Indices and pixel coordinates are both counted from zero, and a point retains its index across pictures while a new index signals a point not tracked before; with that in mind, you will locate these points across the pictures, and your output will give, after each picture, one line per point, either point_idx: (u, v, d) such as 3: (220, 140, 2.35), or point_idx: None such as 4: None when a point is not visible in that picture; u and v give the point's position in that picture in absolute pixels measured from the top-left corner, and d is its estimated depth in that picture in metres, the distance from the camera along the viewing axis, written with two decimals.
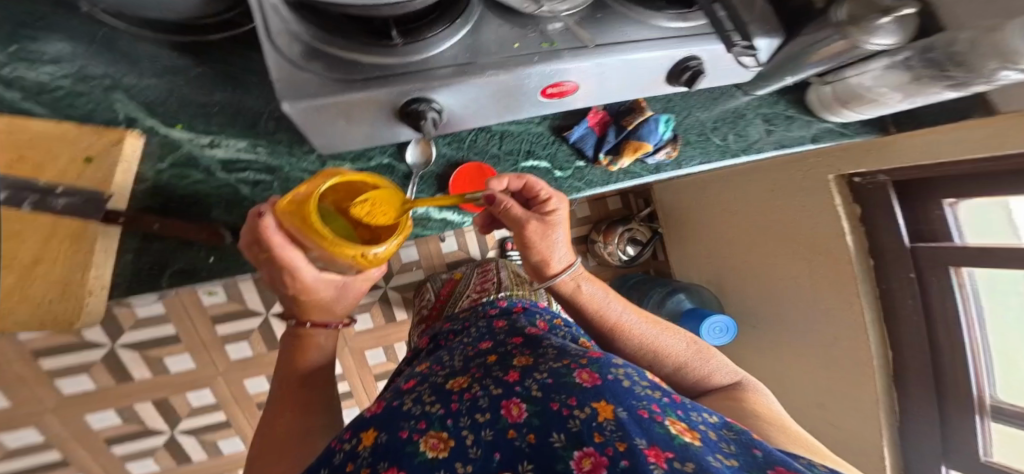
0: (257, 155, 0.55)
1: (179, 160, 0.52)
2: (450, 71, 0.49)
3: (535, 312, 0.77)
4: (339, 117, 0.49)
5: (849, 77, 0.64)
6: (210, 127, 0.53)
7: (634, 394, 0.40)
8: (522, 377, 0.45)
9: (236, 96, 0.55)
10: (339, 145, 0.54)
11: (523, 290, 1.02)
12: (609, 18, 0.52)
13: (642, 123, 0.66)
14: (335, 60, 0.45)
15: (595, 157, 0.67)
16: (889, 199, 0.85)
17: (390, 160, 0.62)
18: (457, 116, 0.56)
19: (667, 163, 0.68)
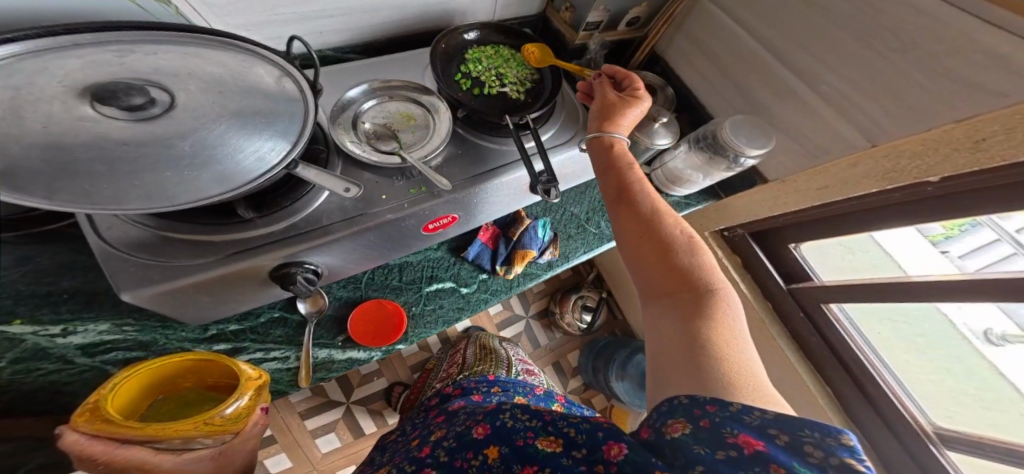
0: (125, 334, 0.50)
1: (24, 357, 0.47)
2: (338, 223, 0.50)
3: (473, 389, 0.77)
4: (202, 294, 0.47)
5: (667, 161, 0.74)
6: (61, 316, 0.48)
7: (515, 425, 0.38)
8: (431, 451, 0.42)
9: (91, 278, 0.51)
10: (209, 314, 0.51)
11: (483, 364, 0.92)
12: (470, 153, 0.56)
13: (524, 232, 0.67)
14: (187, 244, 0.45)
15: (494, 268, 0.67)
16: (753, 249, 0.84)
17: (281, 312, 0.59)
18: (340, 265, 0.55)
19: (556, 260, 0.70)
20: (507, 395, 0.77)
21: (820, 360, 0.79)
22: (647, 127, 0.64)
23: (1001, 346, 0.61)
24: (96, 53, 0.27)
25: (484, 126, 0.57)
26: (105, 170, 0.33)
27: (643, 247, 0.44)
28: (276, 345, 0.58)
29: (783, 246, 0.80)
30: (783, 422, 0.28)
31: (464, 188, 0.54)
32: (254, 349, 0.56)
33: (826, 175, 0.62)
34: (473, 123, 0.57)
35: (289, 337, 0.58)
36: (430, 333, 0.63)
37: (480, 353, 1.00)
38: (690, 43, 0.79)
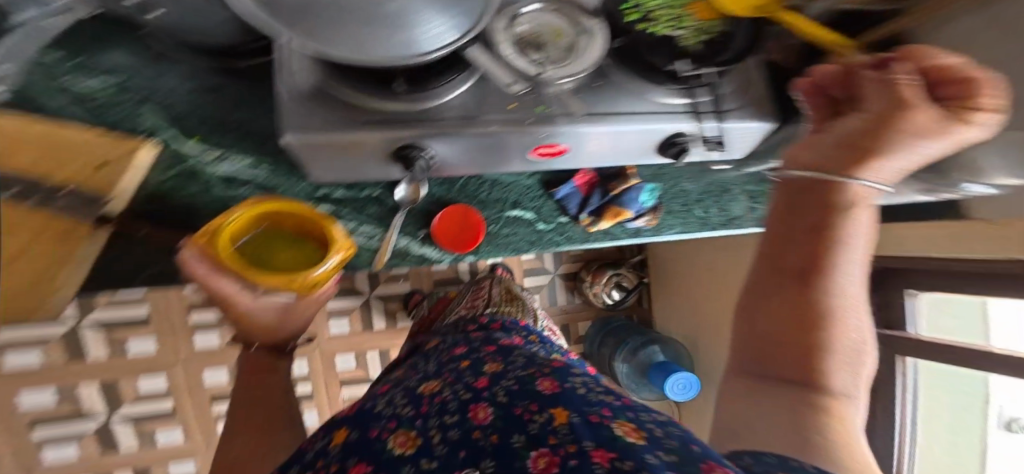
0: (258, 173, 0.53)
1: (182, 172, 0.50)
2: (452, 121, 0.51)
3: (512, 328, 0.81)
4: (334, 154, 0.50)
5: None
6: (223, 143, 0.51)
7: (587, 401, 0.41)
8: (488, 385, 0.48)
9: (258, 116, 0.53)
10: (331, 174, 0.54)
11: (511, 307, 0.98)
12: (604, 88, 0.55)
13: (626, 190, 0.67)
14: (340, 99, 0.47)
15: (577, 215, 0.69)
16: None
17: (382, 192, 0.62)
18: (450, 163, 0.57)
19: (646, 229, 0.71)
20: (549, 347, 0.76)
21: None
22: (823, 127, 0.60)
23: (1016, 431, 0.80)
24: None
25: (637, 62, 0.54)
26: (334, 16, 0.36)
27: (786, 315, 0.33)
28: (368, 220, 0.61)
29: (897, 291, 0.83)
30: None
31: (585, 124, 0.52)
32: (350, 218, 0.61)
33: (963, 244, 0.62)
34: (623, 57, 0.55)
35: (379, 216, 0.62)
36: (499, 255, 0.66)
37: (504, 296, 1.04)
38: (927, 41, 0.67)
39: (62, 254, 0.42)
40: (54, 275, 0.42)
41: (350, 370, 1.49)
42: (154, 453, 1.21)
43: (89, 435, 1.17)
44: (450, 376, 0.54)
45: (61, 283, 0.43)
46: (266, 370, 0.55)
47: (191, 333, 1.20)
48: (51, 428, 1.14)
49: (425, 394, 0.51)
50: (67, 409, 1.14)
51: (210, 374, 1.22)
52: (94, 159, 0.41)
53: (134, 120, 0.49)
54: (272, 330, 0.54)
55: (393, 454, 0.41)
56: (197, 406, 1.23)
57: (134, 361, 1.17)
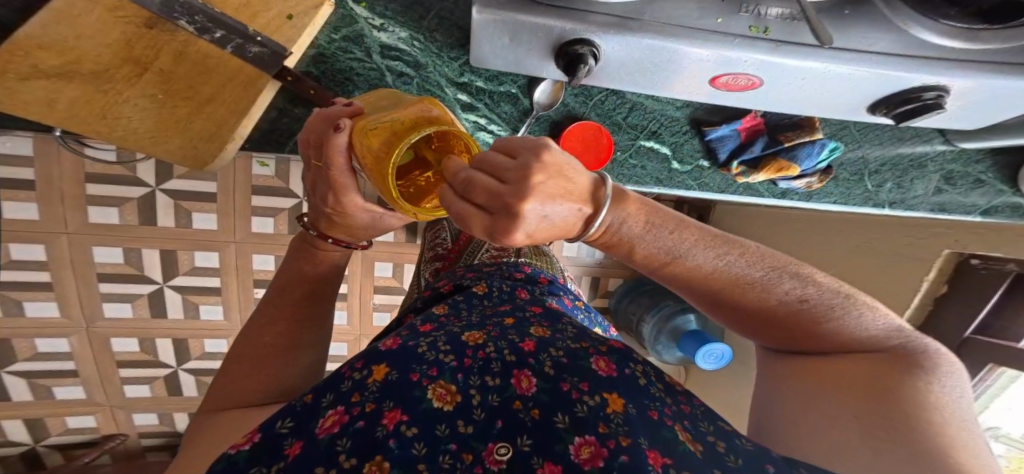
0: (412, 49, 0.50)
1: (348, 33, 0.47)
2: (608, 21, 0.44)
3: (558, 287, 0.79)
4: (505, 34, 0.46)
5: None
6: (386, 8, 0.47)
7: (647, 394, 0.39)
8: (536, 350, 0.43)
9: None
10: (491, 61, 0.51)
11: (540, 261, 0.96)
12: (854, 18, 0.41)
13: (802, 144, 0.58)
14: None
15: (726, 162, 0.62)
16: (992, 292, 0.70)
17: (517, 91, 0.57)
18: (609, 74, 0.52)
19: (799, 191, 0.65)
20: (591, 320, 0.77)
21: None
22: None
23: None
24: None
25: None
26: None
27: (761, 324, 0.40)
28: (498, 120, 0.59)
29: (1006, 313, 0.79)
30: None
31: (794, 57, 0.44)
32: (481, 113, 0.58)
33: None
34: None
35: (510, 118, 0.60)
36: (619, 184, 0.65)
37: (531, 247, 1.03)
38: None
39: (240, 103, 0.43)
40: (229, 125, 0.43)
41: (386, 277, 1.54)
42: (202, 323, 1.25)
43: (144, 297, 1.17)
44: (493, 330, 0.46)
45: (236, 136, 0.44)
46: (315, 262, 0.55)
47: (251, 215, 1.15)
48: (110, 287, 1.13)
49: (470, 342, 0.43)
50: (127, 270, 1.12)
51: (260, 260, 1.21)
52: (286, 8, 0.40)
53: None
54: (329, 225, 0.50)
55: (431, 407, 0.35)
56: (245, 289, 1.23)
57: (197, 233, 1.13)
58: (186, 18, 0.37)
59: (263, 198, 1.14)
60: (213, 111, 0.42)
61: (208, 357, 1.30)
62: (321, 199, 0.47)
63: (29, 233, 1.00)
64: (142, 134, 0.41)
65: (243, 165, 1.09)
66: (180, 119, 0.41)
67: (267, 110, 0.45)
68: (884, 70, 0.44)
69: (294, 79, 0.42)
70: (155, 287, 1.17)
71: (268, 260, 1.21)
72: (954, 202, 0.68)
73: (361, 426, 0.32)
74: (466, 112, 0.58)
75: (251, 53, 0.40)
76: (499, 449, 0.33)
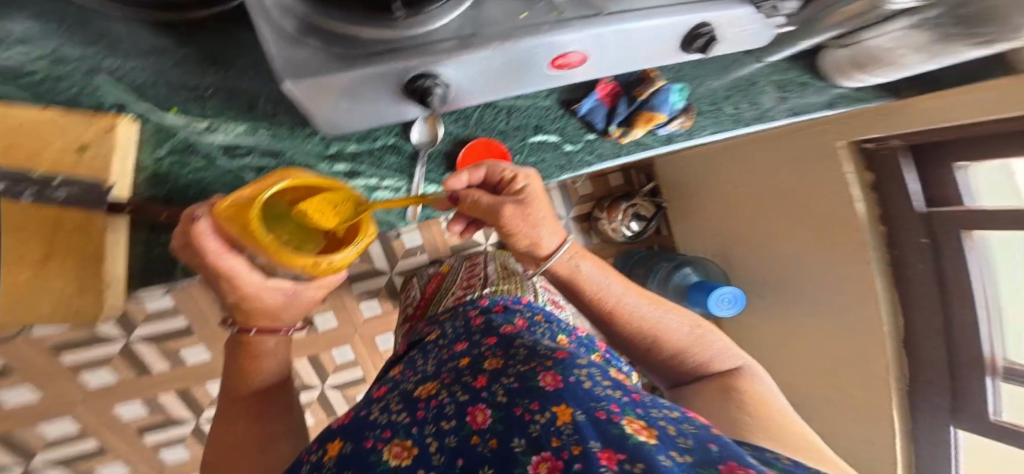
0: (258, 139, 0.52)
1: (179, 149, 0.49)
2: (451, 45, 0.45)
3: (515, 309, 0.77)
4: (340, 96, 0.46)
5: (867, 39, 0.57)
6: (207, 111, 0.50)
7: (594, 395, 0.37)
8: (489, 383, 0.43)
9: (230, 76, 0.52)
10: (346, 123, 0.51)
11: (511, 285, 0.95)
12: None
13: (654, 94, 0.62)
14: (333, 34, 0.43)
15: (606, 129, 0.64)
16: (900, 166, 0.81)
17: (395, 141, 0.59)
18: (466, 92, 0.53)
19: (679, 134, 0.65)
20: (552, 329, 0.71)
21: None
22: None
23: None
24: None
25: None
26: None
27: (665, 355, 0.54)
28: (390, 173, 0.58)
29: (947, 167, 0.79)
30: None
31: (620, 19, 0.46)
32: (370, 174, 0.58)
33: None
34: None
35: (402, 167, 0.59)
36: None
37: (503, 272, 1.02)
38: None
39: (87, 248, 0.44)
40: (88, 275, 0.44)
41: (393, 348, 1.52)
42: None
43: (189, 436, 1.20)
44: (446, 376, 0.47)
45: (105, 285, 0.45)
46: (254, 357, 0.48)
47: None
48: (155, 436, 1.16)
49: (421, 397, 0.44)
50: (155, 418, 1.15)
51: None
52: (76, 141, 0.43)
53: (92, 94, 0.46)
54: (252, 314, 0.45)
55: (387, 468, 0.35)
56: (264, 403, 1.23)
57: (194, 368, 1.15)
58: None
59: None
60: (61, 264, 0.42)
61: None
62: (221, 290, 0.42)
63: (40, 414, 1.04)
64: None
65: (197, 291, 1.09)
66: (29, 284, 0.42)
67: (132, 248, 0.48)
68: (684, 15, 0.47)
69: (132, 209, 0.45)
70: (191, 426, 1.19)
71: None
72: (800, 106, 0.68)
73: None
74: (352, 179, 0.56)
75: (58, 194, 0.42)
76: None
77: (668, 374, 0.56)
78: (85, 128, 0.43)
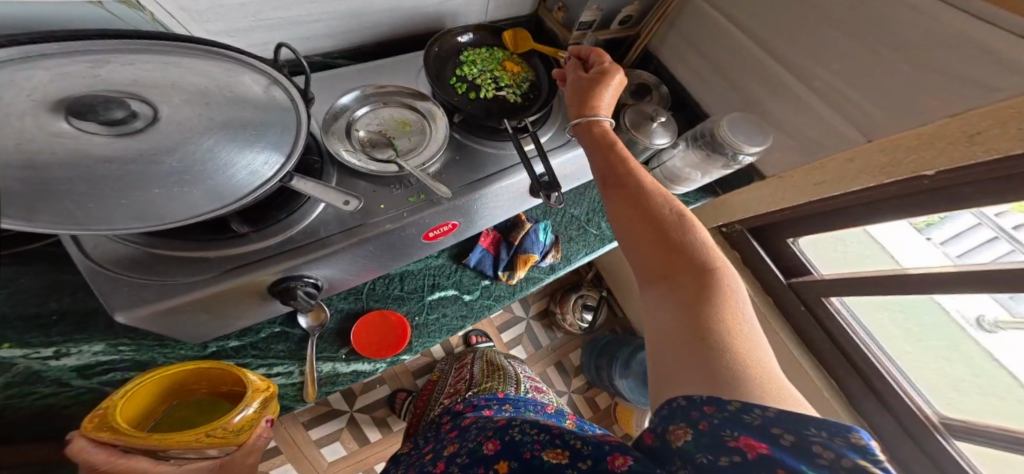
0: (122, 355, 0.49)
1: (18, 381, 0.46)
2: (339, 235, 0.48)
3: (484, 405, 0.76)
4: (197, 312, 0.45)
5: (665, 160, 0.73)
6: (52, 338, 0.47)
7: (524, 438, 0.37)
8: (447, 465, 0.44)
9: (80, 296, 0.50)
10: (209, 333, 0.50)
11: (495, 381, 0.87)
12: (468, 158, 0.55)
13: (525, 236, 0.65)
14: (178, 260, 0.43)
15: (496, 274, 0.65)
16: (752, 245, 0.86)
17: (282, 327, 0.57)
18: (342, 278, 0.54)
19: (559, 263, 0.68)
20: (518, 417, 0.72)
21: (822, 352, 0.81)
22: (644, 128, 0.63)
23: (993, 332, 0.63)
24: (64, 64, 0.27)
25: (480, 130, 0.56)
26: (87, 191, 0.30)
27: (644, 235, 0.40)
28: (279, 359, 0.56)
29: (782, 244, 0.82)
30: (787, 419, 0.25)
31: (466, 194, 0.53)
32: (256, 365, 0.55)
33: (822, 171, 0.63)
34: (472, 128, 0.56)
35: (291, 351, 0.57)
36: (436, 341, 0.61)
37: (487, 370, 0.95)
38: (683, 41, 0.79)
39: None
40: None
41: None
42: None
43: None
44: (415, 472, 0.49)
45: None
46: None
47: None
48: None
49: None
50: None
51: None
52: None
53: None
54: None
55: None
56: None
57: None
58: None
59: None
60: None
61: None
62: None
63: None
64: None
65: None
66: None
67: None
68: (516, 177, 0.56)
69: None
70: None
71: None
72: None
73: None
74: None
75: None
76: None
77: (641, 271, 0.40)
78: None
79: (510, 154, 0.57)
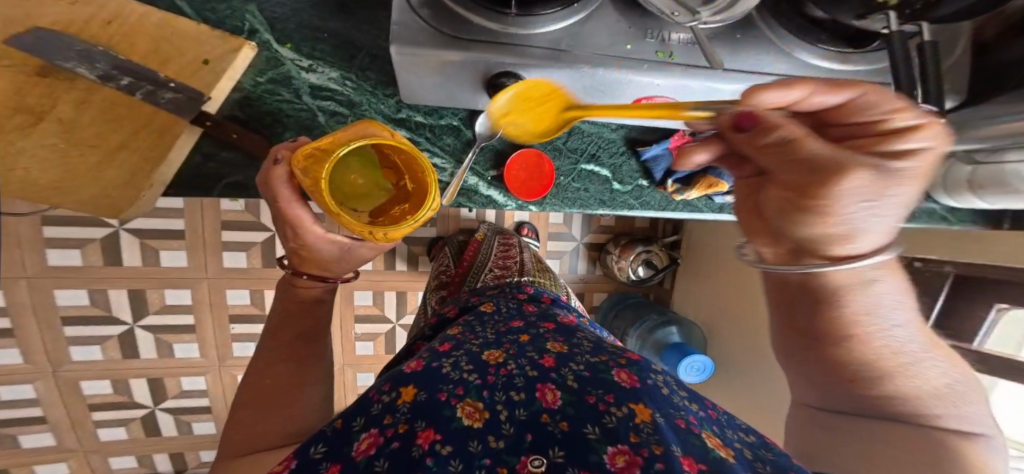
0: (344, 88, 0.54)
1: (277, 77, 0.52)
2: (542, 54, 0.47)
3: (562, 307, 0.74)
4: (428, 70, 0.47)
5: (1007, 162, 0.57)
6: (313, 53, 0.53)
7: (671, 403, 0.41)
8: (557, 365, 0.44)
9: (348, 27, 0.53)
10: (417, 94, 0.52)
11: (545, 280, 0.89)
12: (745, 41, 0.49)
13: (726, 162, 0.63)
14: (445, 12, 0.45)
15: (661, 181, 0.66)
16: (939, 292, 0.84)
17: (459, 123, 0.59)
18: (537, 99, 0.54)
19: (732, 205, 0.70)
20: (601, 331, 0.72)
21: None
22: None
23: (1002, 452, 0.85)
24: None
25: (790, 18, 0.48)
26: None
27: (840, 389, 0.39)
28: (441, 152, 0.59)
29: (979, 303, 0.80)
30: None
31: (683, 77, 0.48)
32: (425, 148, 0.59)
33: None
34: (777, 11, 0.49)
35: (454, 150, 0.60)
36: (566, 209, 0.65)
37: (538, 265, 0.97)
38: None
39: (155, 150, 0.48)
40: (147, 165, 0.48)
41: (366, 307, 1.37)
42: (175, 361, 1.26)
43: (137, 330, 1.21)
44: (512, 347, 0.48)
45: (151, 182, 0.50)
46: (307, 300, 0.50)
47: (222, 251, 1.20)
48: (75, 330, 1.16)
49: (490, 361, 0.45)
50: (91, 312, 1.16)
51: (233, 293, 1.24)
52: (202, 56, 0.48)
53: (239, 18, 0.51)
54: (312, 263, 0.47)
55: (461, 425, 0.37)
56: (243, 322, 1.26)
57: (164, 271, 1.17)
58: (80, 66, 0.41)
59: (232, 233, 1.19)
60: (122, 158, 0.46)
61: (186, 396, 1.30)
62: (285, 235, 0.45)
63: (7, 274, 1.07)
64: (47, 182, 0.43)
65: (210, 206, 1.16)
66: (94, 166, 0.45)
67: (192, 154, 0.51)
68: (756, 86, 0.50)
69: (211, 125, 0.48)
70: (125, 328, 1.20)
71: (241, 295, 1.24)
72: None
73: (397, 445, 0.35)
74: None
75: (162, 98, 0.45)
76: (533, 461, 0.35)
77: (810, 390, 0.42)
78: (218, 44, 0.48)
79: (800, 56, 0.50)
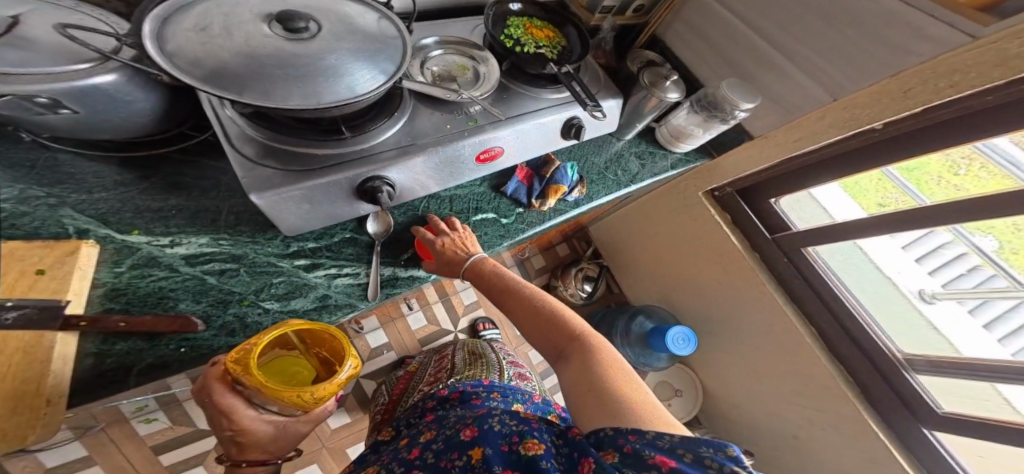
0: (221, 247, 0.58)
1: (141, 263, 0.54)
2: (391, 152, 0.57)
3: (474, 392, 0.72)
4: (303, 201, 0.54)
5: (671, 120, 0.83)
6: (170, 228, 0.56)
7: (504, 429, 0.42)
8: (420, 452, 0.46)
9: (190, 197, 0.59)
10: (304, 226, 0.59)
11: (476, 370, 0.82)
12: (512, 97, 0.66)
13: (555, 171, 0.76)
14: (291, 155, 0.53)
15: (529, 202, 0.76)
16: (739, 205, 1.03)
17: (352, 234, 0.67)
18: (409, 190, 0.63)
19: (582, 200, 0.79)
20: (508, 398, 0.72)
21: (805, 301, 0.98)
22: (660, 83, 0.73)
23: (932, 302, 0.87)
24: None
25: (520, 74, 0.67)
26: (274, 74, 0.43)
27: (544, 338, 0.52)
28: (348, 261, 0.64)
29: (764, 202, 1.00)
30: (686, 442, 0.33)
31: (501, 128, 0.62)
32: (329, 265, 0.63)
33: (800, 129, 0.79)
34: (516, 74, 0.67)
35: (359, 254, 0.65)
36: None
37: (468, 358, 0.90)
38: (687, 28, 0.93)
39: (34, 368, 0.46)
40: (29, 389, 0.45)
41: None
42: None
43: None
44: (385, 457, 0.49)
45: (45, 399, 0.46)
46: None
47: None
48: None
49: None
50: None
51: None
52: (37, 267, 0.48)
53: (56, 224, 0.52)
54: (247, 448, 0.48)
55: None
56: None
57: None
58: None
59: (167, 456, 1.09)
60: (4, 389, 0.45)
61: None
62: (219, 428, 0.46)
63: None
64: None
65: (119, 434, 1.05)
66: None
67: (81, 360, 0.48)
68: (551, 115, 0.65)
69: (87, 321, 0.47)
70: None
71: None
72: (657, 168, 0.86)
73: None
74: (312, 271, 0.62)
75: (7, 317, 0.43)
76: None
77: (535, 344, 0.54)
78: (49, 253, 0.49)
79: (545, 96, 0.67)
